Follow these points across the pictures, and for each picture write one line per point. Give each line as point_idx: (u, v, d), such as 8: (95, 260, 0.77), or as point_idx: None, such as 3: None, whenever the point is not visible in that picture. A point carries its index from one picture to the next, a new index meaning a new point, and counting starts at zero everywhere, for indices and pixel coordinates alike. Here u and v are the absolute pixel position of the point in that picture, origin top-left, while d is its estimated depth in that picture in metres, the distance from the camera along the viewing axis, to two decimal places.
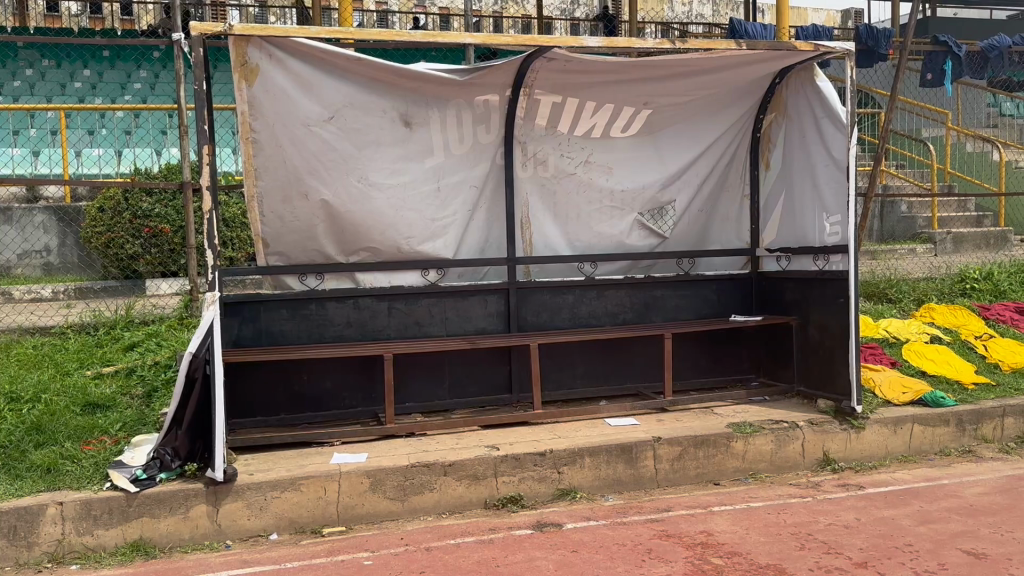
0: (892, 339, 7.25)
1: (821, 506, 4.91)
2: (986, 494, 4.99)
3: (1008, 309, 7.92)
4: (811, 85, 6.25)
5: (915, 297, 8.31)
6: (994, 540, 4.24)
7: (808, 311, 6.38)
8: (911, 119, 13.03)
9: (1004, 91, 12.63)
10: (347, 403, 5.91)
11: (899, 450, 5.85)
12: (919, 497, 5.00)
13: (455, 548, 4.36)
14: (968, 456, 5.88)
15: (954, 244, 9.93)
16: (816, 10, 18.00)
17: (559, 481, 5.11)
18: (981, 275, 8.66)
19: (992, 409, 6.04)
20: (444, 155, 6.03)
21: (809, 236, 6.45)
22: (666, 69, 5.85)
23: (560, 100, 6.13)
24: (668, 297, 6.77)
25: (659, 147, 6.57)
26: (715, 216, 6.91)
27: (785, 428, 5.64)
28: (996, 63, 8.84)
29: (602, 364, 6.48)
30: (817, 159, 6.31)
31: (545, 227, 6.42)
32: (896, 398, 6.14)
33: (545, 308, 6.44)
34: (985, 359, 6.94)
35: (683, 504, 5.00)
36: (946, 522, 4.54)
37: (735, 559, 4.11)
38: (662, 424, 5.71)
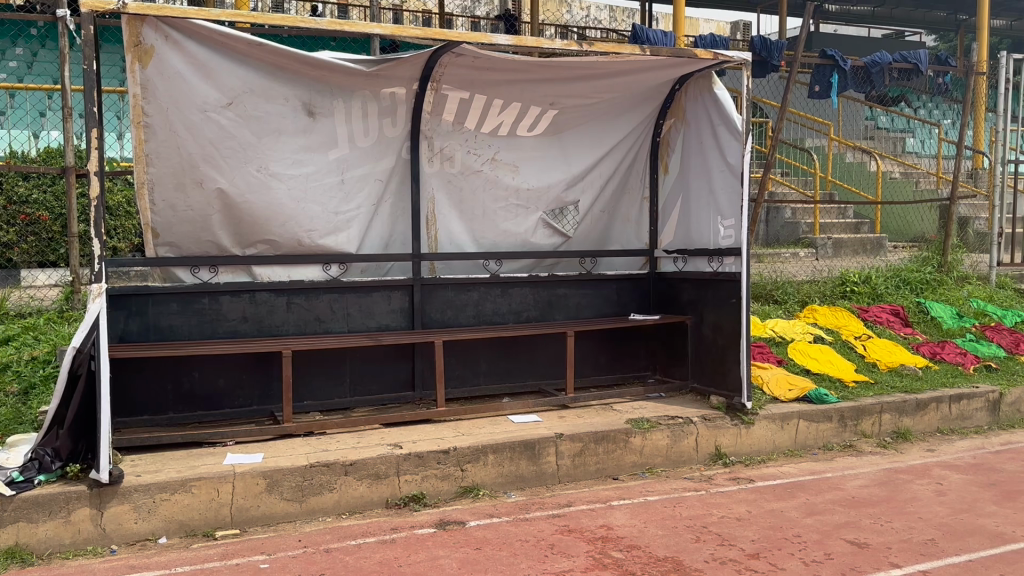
0: (778, 338, 7.56)
1: (714, 499, 5.08)
2: (866, 486, 5.29)
3: (885, 311, 8.39)
4: (709, 93, 6.44)
5: (799, 300, 8.71)
6: (874, 530, 4.48)
7: (702, 311, 6.57)
8: (797, 129, 13.66)
9: (880, 106, 13.40)
10: (241, 401, 5.70)
11: (785, 444, 6.11)
12: (805, 490, 5.24)
13: (356, 549, 4.28)
14: (848, 450, 6.21)
15: (834, 249, 10.26)
16: (706, 21, 18.61)
17: (462, 479, 5.09)
18: (861, 279, 9.09)
19: (871, 406, 6.39)
20: (349, 147, 5.91)
21: (705, 238, 6.64)
22: (572, 70, 5.90)
23: (467, 96, 6.10)
24: (571, 296, 6.84)
25: (564, 147, 6.65)
26: (616, 217, 7.04)
27: (680, 424, 5.80)
28: (878, 79, 9.36)
29: (504, 362, 6.49)
30: (714, 164, 6.51)
31: (450, 223, 6.38)
32: (782, 394, 6.42)
33: (448, 306, 6.38)
34: (864, 358, 7.34)
35: (584, 499, 5.07)
36: (830, 513, 4.77)
37: (634, 552, 4.20)
38: (564, 421, 5.77)
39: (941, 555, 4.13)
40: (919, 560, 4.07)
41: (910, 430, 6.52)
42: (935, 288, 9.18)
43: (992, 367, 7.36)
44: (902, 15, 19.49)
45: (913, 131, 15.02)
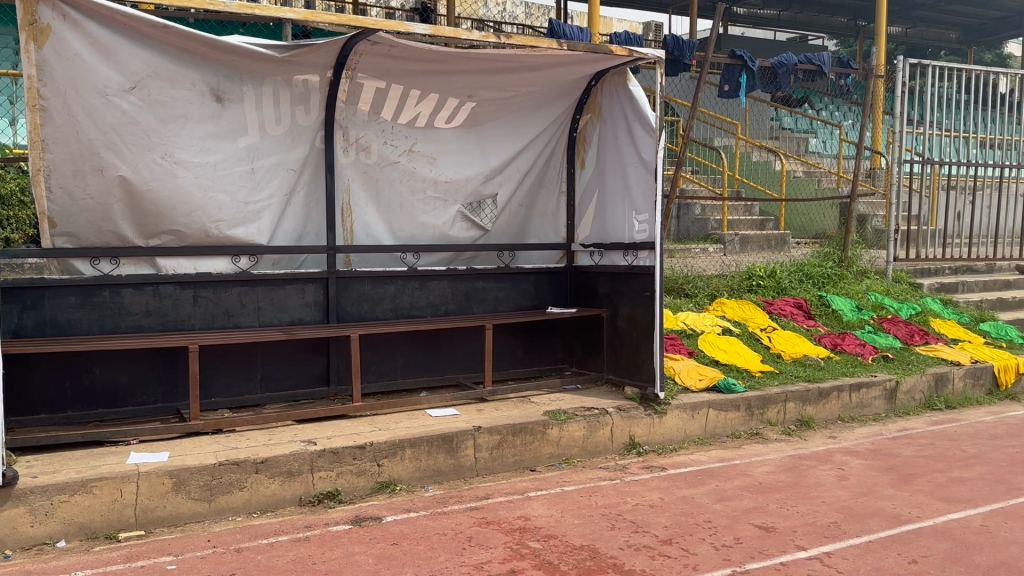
0: (689, 330, 7.74)
1: (629, 487, 5.17)
2: (772, 472, 5.48)
3: (789, 304, 8.71)
4: (624, 89, 6.53)
5: (708, 293, 8.93)
6: (780, 515, 4.64)
7: (617, 304, 6.67)
8: (707, 128, 14.11)
9: (785, 107, 13.90)
10: (146, 398, 5.47)
11: (696, 433, 6.27)
12: (715, 477, 5.39)
13: (268, 548, 4.16)
14: (755, 437, 6.42)
15: (740, 245, 10.49)
16: (619, 20, 18.88)
17: (378, 474, 5.02)
18: (766, 273, 9.36)
19: (777, 395, 6.61)
20: (260, 135, 5.74)
21: (620, 232, 6.72)
22: (489, 62, 5.88)
23: (384, 85, 6.01)
24: (489, 289, 6.83)
25: (481, 140, 6.63)
26: (534, 211, 7.06)
27: (596, 415, 5.88)
28: (784, 79, 9.58)
29: (421, 356, 6.43)
30: (629, 160, 6.59)
31: (366, 215, 6.26)
32: (693, 384, 6.59)
33: (365, 299, 6.27)
34: (769, 349, 7.58)
35: (501, 491, 5.08)
36: (739, 499, 4.92)
37: (551, 542, 4.23)
38: (482, 414, 5.76)
39: (843, 537, 4.31)
40: (823, 542, 4.23)
41: (813, 418, 6.79)
42: (835, 282, 9.57)
43: (888, 357, 7.73)
44: (806, 19, 20.19)
45: (816, 132, 15.66)
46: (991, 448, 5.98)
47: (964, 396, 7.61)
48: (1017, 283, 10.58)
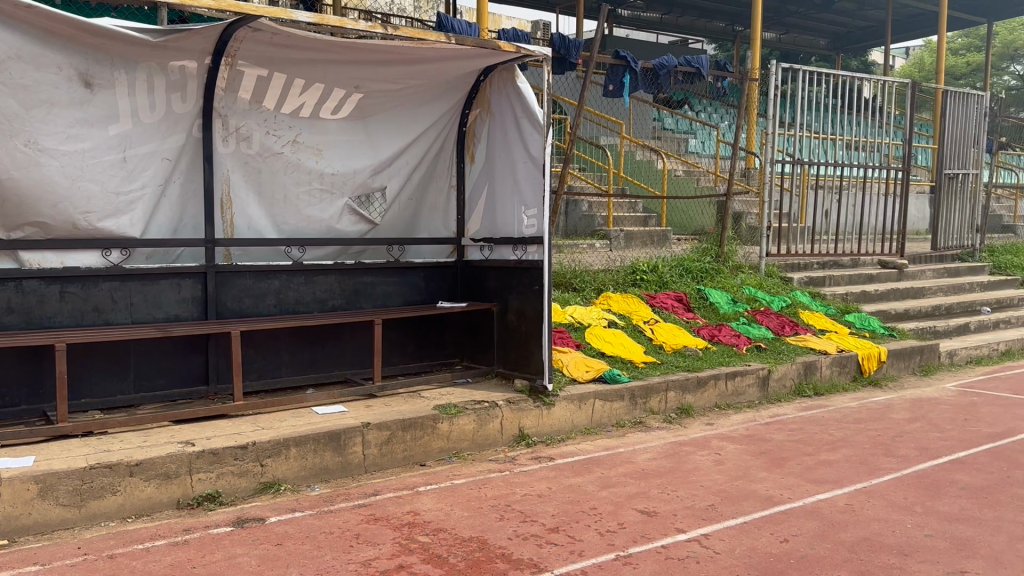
0: (576, 323, 7.86)
1: (518, 478, 5.22)
2: (654, 459, 5.66)
3: (670, 298, 9.01)
4: (512, 85, 6.57)
5: (594, 288, 9.10)
6: (662, 499, 4.81)
7: (507, 298, 6.72)
8: (592, 127, 14.44)
9: (666, 108, 14.37)
10: (7, 400, 5.12)
11: (582, 423, 6.40)
12: (600, 465, 5.52)
13: (143, 553, 3.98)
14: (638, 426, 6.61)
15: (625, 241, 10.68)
16: (508, 18, 18.99)
17: (262, 474, 4.88)
18: (649, 268, 9.64)
19: (659, 385, 6.83)
20: (132, 123, 5.47)
21: (508, 227, 6.76)
22: (376, 53, 5.80)
23: (266, 74, 5.85)
24: (377, 284, 6.74)
25: (369, 132, 6.54)
26: (423, 205, 7.02)
27: (485, 408, 5.91)
28: (664, 80, 9.85)
29: (307, 352, 6.28)
30: (518, 156, 6.63)
31: (248, 208, 6.07)
32: (579, 376, 6.72)
33: (246, 294, 6.07)
34: (652, 340, 7.81)
35: (390, 487, 5.03)
36: (623, 485, 5.07)
37: (440, 535, 4.23)
38: (370, 410, 5.69)
39: (720, 519, 4.50)
40: (701, 524, 4.41)
41: (692, 406, 7.06)
42: (713, 276, 9.96)
43: (761, 347, 8.14)
44: (687, 23, 20.90)
45: (695, 133, 16.28)
46: (855, 432, 6.39)
47: (830, 383, 8.08)
48: (877, 277, 11.30)
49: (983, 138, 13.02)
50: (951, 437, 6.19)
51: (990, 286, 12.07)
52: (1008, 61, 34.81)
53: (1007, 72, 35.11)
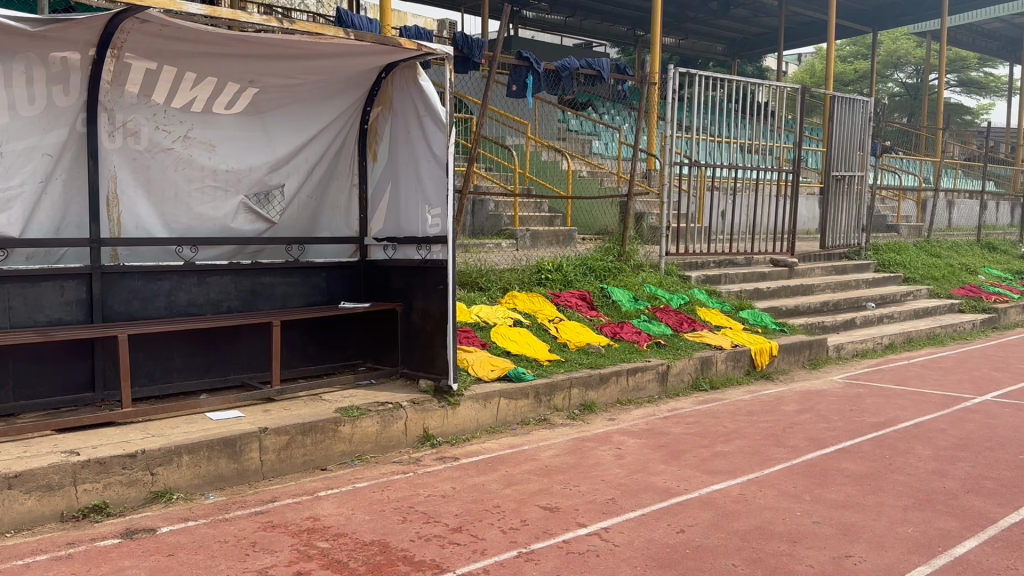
0: (482, 322, 7.80)
1: (421, 479, 5.18)
2: (557, 455, 5.72)
3: (574, 296, 9.11)
4: (414, 83, 6.50)
5: (500, 287, 9.01)
6: (564, 495, 4.85)
7: (411, 298, 6.66)
8: (498, 126, 14.47)
9: (570, 108, 14.54)
10: None
11: (487, 422, 6.39)
12: (504, 463, 5.53)
13: (23, 570, 3.75)
14: (543, 423, 6.65)
15: (531, 240, 10.79)
16: (413, 16, 18.84)
17: (152, 483, 4.68)
18: (554, 267, 9.68)
19: (563, 382, 6.89)
20: (9, 116, 5.15)
21: (412, 227, 6.68)
22: (272, 47, 5.65)
23: (155, 67, 5.63)
24: (276, 284, 6.57)
25: (265, 128, 6.37)
26: (324, 204, 6.88)
27: (388, 410, 5.84)
28: (567, 82, 9.95)
29: (201, 356, 6.07)
30: (421, 154, 6.56)
31: (136, 205, 5.81)
32: (485, 375, 6.71)
33: (135, 296, 5.81)
34: (557, 339, 7.86)
35: (289, 493, 4.91)
36: (527, 482, 5.09)
37: (340, 540, 4.15)
38: (268, 414, 5.53)
39: (620, 512, 4.58)
40: (601, 518, 4.48)
41: (595, 402, 7.16)
42: (616, 274, 10.10)
43: (661, 343, 8.34)
44: (590, 27, 21.19)
45: (598, 134, 16.54)
46: (748, 424, 6.61)
47: (726, 377, 8.35)
48: (770, 275, 11.75)
49: (868, 141, 13.70)
50: (837, 427, 6.48)
51: (874, 283, 12.73)
52: (891, 70, 36.80)
53: (890, 80, 37.12)
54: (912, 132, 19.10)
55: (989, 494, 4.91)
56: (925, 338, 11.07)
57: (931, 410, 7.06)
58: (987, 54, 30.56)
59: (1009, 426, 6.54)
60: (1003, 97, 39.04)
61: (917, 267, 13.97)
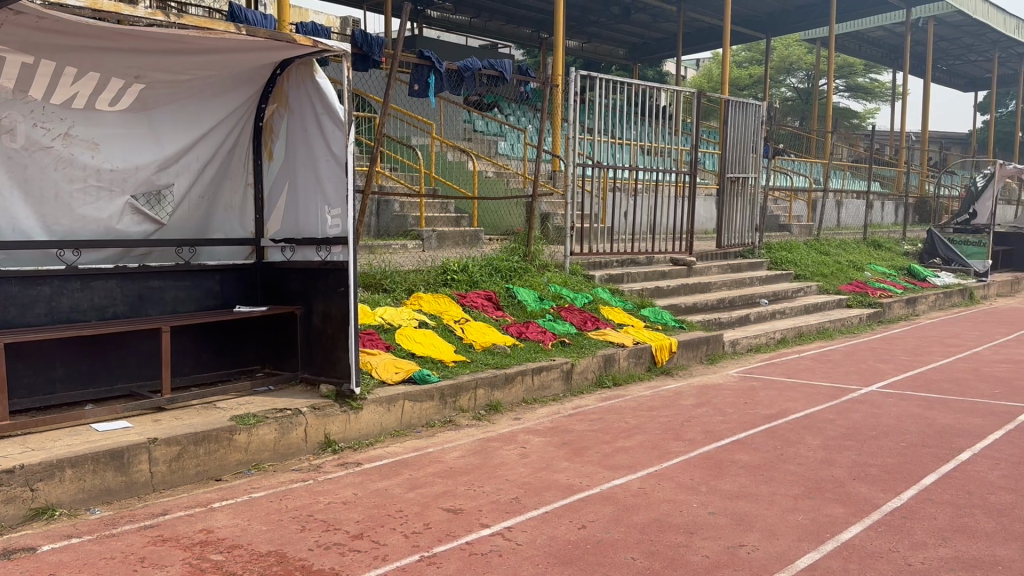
0: (386, 325, 7.68)
1: (321, 486, 5.07)
2: (462, 456, 5.70)
3: (480, 297, 9.10)
4: (311, 80, 6.36)
5: (405, 289, 8.88)
6: (468, 496, 4.84)
7: (310, 301, 6.52)
8: (402, 126, 14.34)
9: (475, 109, 14.55)
10: None
11: (391, 425, 6.32)
12: (407, 466, 5.47)
13: None
14: (448, 424, 6.61)
15: (437, 241, 10.78)
16: (315, 13, 18.46)
17: (33, 500, 4.42)
18: (460, 268, 9.59)
19: (468, 383, 6.88)
20: None
21: (311, 227, 6.54)
22: (159, 42, 5.43)
23: (32, 61, 5.29)
24: (167, 288, 6.32)
25: (153, 126, 6.12)
26: (217, 204, 6.67)
27: (287, 416, 5.70)
28: (469, 82, 9.96)
29: (86, 365, 5.78)
30: (319, 154, 6.42)
31: (13, 207, 5.47)
32: (389, 377, 6.62)
33: (13, 303, 5.48)
34: (462, 339, 7.83)
35: (181, 505, 4.72)
36: (430, 485, 5.05)
37: (235, 552, 4.02)
38: (159, 424, 5.31)
39: (523, 511, 4.59)
40: (504, 518, 4.48)
41: (501, 402, 7.17)
42: (521, 275, 10.11)
43: (565, 342, 8.43)
44: (496, 28, 21.24)
45: (504, 135, 16.61)
46: (649, 419, 6.75)
47: (628, 373, 8.51)
48: (670, 273, 12.02)
49: (761, 144, 14.21)
50: (732, 420, 6.69)
51: (768, 280, 13.22)
52: (784, 75, 38.35)
53: (783, 85, 38.71)
54: (803, 135, 19.91)
55: (873, 480, 5.15)
56: (816, 332, 11.57)
57: (820, 402, 7.37)
58: (871, 61, 32.23)
59: (891, 414, 6.90)
60: (886, 103, 41.22)
61: (807, 264, 14.60)
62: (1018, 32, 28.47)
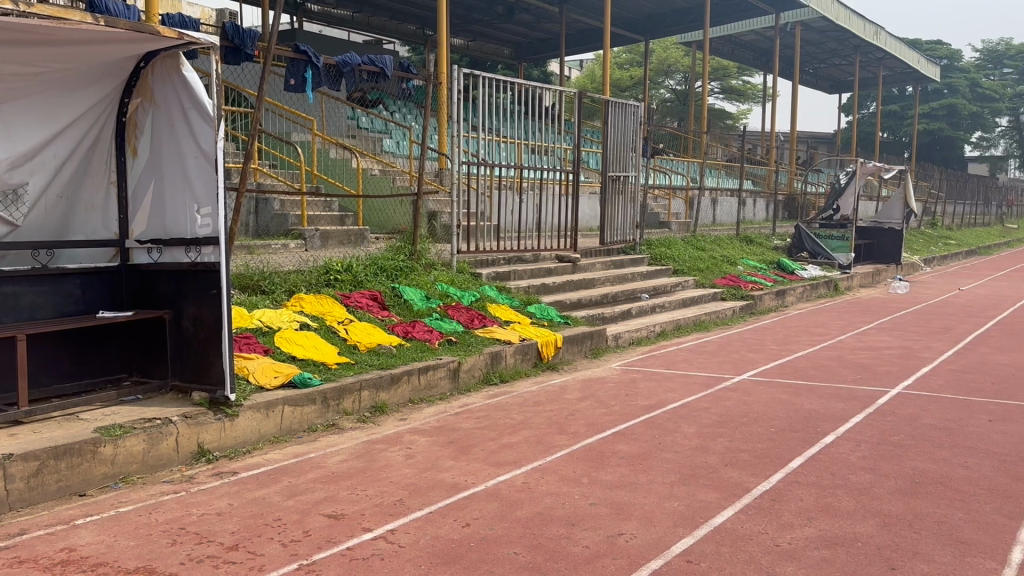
0: (265, 328, 7.44)
1: (194, 498, 4.87)
2: (344, 460, 5.60)
3: (364, 297, 8.95)
4: (177, 74, 6.10)
5: (285, 289, 8.65)
6: (350, 500, 4.76)
7: (181, 305, 6.26)
8: (282, 122, 13.97)
9: (359, 106, 14.34)
10: None
11: (270, 432, 6.14)
12: (287, 473, 5.33)
13: None
14: (331, 428, 6.48)
15: (321, 241, 10.57)
16: (187, 4, 17.73)
17: None
18: (343, 267, 9.41)
19: (351, 385, 6.76)
20: None
21: (179, 227, 6.26)
22: (9, 31, 5.07)
23: None
24: (22, 294, 5.93)
25: (3, 121, 5.73)
26: (76, 204, 6.31)
27: (157, 426, 5.45)
28: (348, 78, 9.78)
29: None
30: (187, 150, 6.15)
31: None
32: (267, 382, 6.42)
33: None
34: (345, 340, 7.69)
35: (40, 524, 4.44)
36: (310, 492, 4.94)
37: (100, 570, 3.81)
38: (15, 439, 4.98)
39: (406, 513, 4.56)
40: (387, 520, 4.44)
41: (386, 403, 7.09)
42: (407, 274, 10.01)
43: (452, 341, 8.42)
44: (379, 23, 21.00)
45: (388, 133, 16.44)
46: (533, 414, 6.83)
47: (514, 370, 8.59)
48: (555, 270, 12.17)
49: (640, 143, 14.61)
50: (614, 412, 6.86)
51: (648, 276, 13.63)
52: (663, 77, 39.64)
53: (662, 86, 40.01)
54: (681, 135, 20.62)
55: (744, 466, 5.39)
56: (693, 324, 12.02)
57: (697, 391, 7.66)
58: (744, 64, 33.72)
59: (761, 401, 7.25)
60: (758, 104, 43.19)
61: (685, 260, 15.14)
62: (876, 39, 30.42)
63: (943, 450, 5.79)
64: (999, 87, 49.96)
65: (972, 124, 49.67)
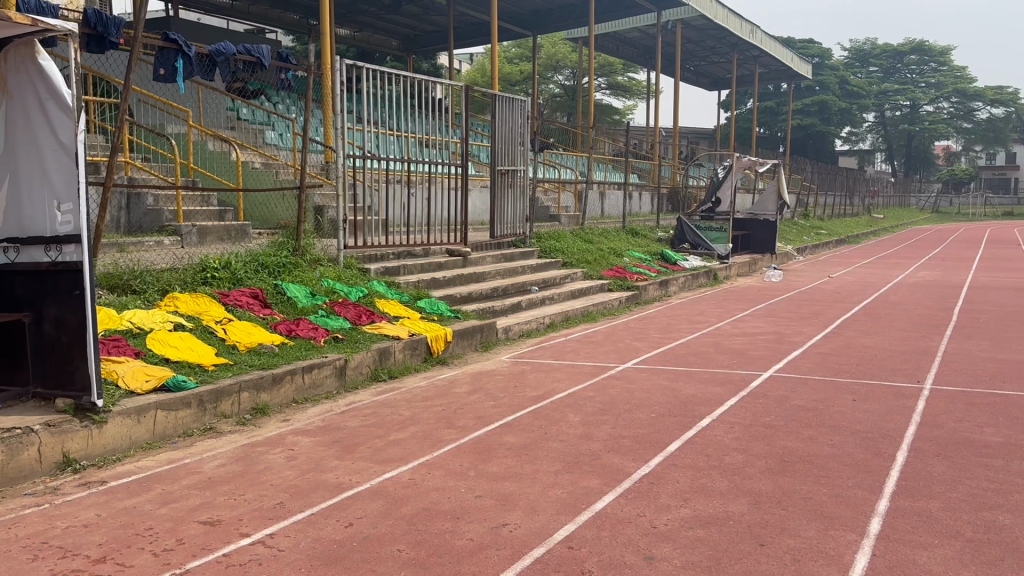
0: (135, 330, 7.12)
1: (59, 511, 4.62)
2: (223, 465, 5.43)
3: (244, 296, 8.67)
4: (32, 62, 5.76)
5: (158, 289, 8.30)
6: (228, 506, 4.63)
7: (41, 307, 5.92)
8: (154, 114, 13.37)
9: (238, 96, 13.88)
10: None
11: (142, 438, 5.89)
12: (161, 481, 5.13)
13: None
14: (208, 432, 6.28)
15: (198, 237, 10.20)
16: None
17: None
18: (221, 265, 9.11)
19: (229, 387, 6.56)
20: None
21: (37, 225, 5.91)
22: None
23: None
24: None
25: None
26: None
27: (17, 436, 5.14)
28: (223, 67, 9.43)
29: None
30: (44, 143, 5.81)
31: None
32: (138, 387, 6.15)
33: None
34: (224, 340, 7.45)
35: None
36: (185, 499, 4.77)
37: None
38: None
39: (286, 515, 4.47)
40: (266, 524, 4.34)
41: (267, 404, 6.91)
42: (290, 270, 9.77)
43: (338, 338, 8.30)
44: (259, 12, 20.37)
45: (270, 125, 15.98)
46: (421, 409, 6.81)
47: (403, 365, 8.54)
48: (445, 264, 12.14)
49: (528, 137, 14.74)
50: (502, 404, 6.92)
51: (538, 268, 13.79)
52: (551, 72, 40.15)
53: (551, 81, 40.49)
54: (569, 129, 20.94)
55: (626, 452, 5.55)
56: (581, 315, 12.25)
57: (582, 381, 7.82)
58: (629, 60, 34.54)
59: (644, 388, 7.47)
60: (644, 99, 44.32)
61: (573, 252, 15.40)
62: (753, 37, 31.72)
63: (810, 429, 6.13)
64: (865, 85, 53.07)
65: (842, 119, 52.55)
